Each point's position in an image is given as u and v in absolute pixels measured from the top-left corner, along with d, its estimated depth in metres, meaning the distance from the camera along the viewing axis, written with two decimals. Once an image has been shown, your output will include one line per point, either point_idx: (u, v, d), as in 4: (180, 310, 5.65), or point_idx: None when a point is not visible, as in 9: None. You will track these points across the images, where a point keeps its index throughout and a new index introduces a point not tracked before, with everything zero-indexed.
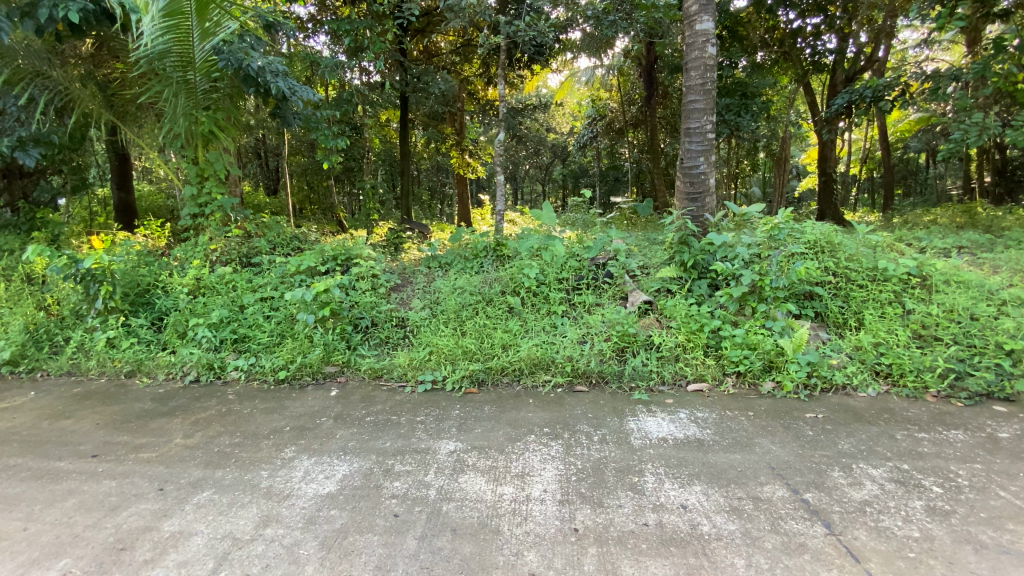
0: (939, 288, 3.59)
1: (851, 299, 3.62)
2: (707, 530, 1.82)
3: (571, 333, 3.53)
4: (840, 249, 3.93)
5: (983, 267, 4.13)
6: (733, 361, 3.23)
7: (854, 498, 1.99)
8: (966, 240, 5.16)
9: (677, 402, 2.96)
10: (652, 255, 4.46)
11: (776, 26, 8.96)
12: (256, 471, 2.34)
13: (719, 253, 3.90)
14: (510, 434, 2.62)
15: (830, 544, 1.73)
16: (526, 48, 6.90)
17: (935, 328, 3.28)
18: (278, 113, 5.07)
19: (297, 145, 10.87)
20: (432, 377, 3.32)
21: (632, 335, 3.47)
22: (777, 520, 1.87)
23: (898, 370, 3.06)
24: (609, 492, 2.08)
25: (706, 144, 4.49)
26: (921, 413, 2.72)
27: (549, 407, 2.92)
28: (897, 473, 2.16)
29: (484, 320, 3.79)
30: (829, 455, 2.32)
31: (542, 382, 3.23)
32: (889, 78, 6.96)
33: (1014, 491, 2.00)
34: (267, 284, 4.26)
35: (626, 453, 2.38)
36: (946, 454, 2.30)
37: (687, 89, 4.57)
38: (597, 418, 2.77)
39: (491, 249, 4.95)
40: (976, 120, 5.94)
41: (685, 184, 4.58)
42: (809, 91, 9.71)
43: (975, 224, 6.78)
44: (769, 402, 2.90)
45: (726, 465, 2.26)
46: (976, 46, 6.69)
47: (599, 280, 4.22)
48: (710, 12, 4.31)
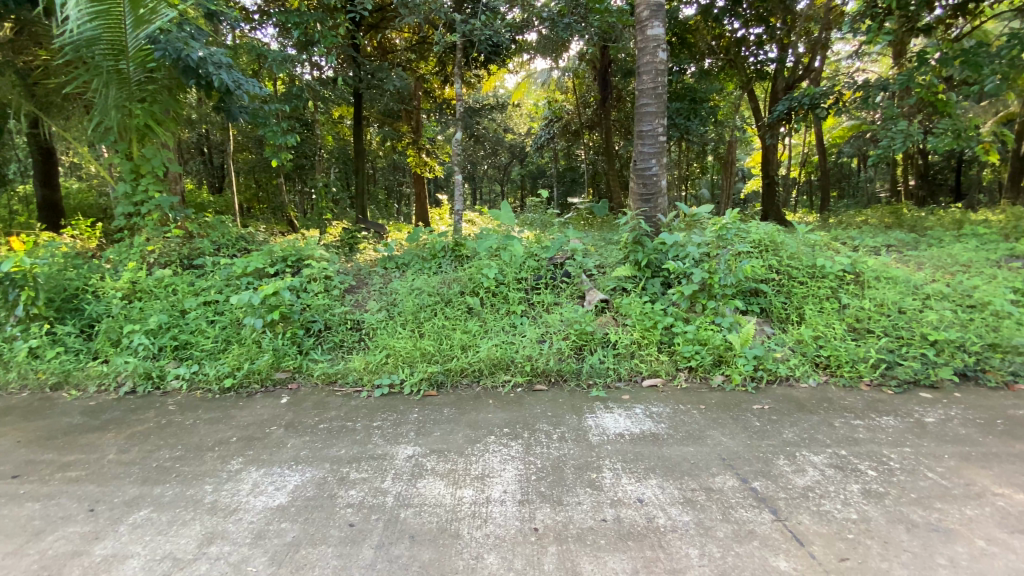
0: (871, 284, 3.85)
1: (792, 295, 3.80)
2: (664, 523, 1.86)
3: (530, 333, 3.54)
4: (782, 248, 4.11)
5: (909, 264, 4.43)
6: (686, 356, 3.34)
7: (798, 484, 2.10)
8: (894, 240, 5.51)
9: (634, 397, 3.03)
10: (608, 254, 4.54)
11: (722, 35, 9.32)
12: (199, 485, 2.20)
13: (671, 252, 4.00)
14: (469, 436, 2.59)
15: (777, 530, 1.81)
16: (482, 46, 6.89)
17: (868, 322, 3.50)
18: (223, 106, 4.83)
19: (243, 141, 10.38)
20: (389, 381, 3.24)
21: (590, 333, 3.51)
22: (728, 509, 1.94)
23: (836, 362, 3.23)
24: (568, 489, 2.09)
25: (658, 147, 4.60)
26: (856, 401, 2.89)
27: (510, 407, 2.92)
28: (836, 458, 2.29)
29: (442, 322, 3.74)
30: (775, 444, 2.43)
31: (502, 382, 3.22)
32: (824, 87, 7.39)
33: (939, 472, 2.16)
34: (211, 287, 4.05)
35: (585, 449, 2.41)
36: (880, 439, 2.46)
37: (639, 93, 4.66)
38: (556, 416, 2.80)
39: (449, 250, 4.89)
40: (901, 128, 6.43)
41: (639, 186, 4.68)
42: (752, 97, 10.16)
43: (900, 224, 7.31)
44: (719, 396, 3.02)
45: (681, 457, 2.33)
46: (902, 58, 7.16)
47: (558, 279, 4.27)
48: (660, 19, 4.43)
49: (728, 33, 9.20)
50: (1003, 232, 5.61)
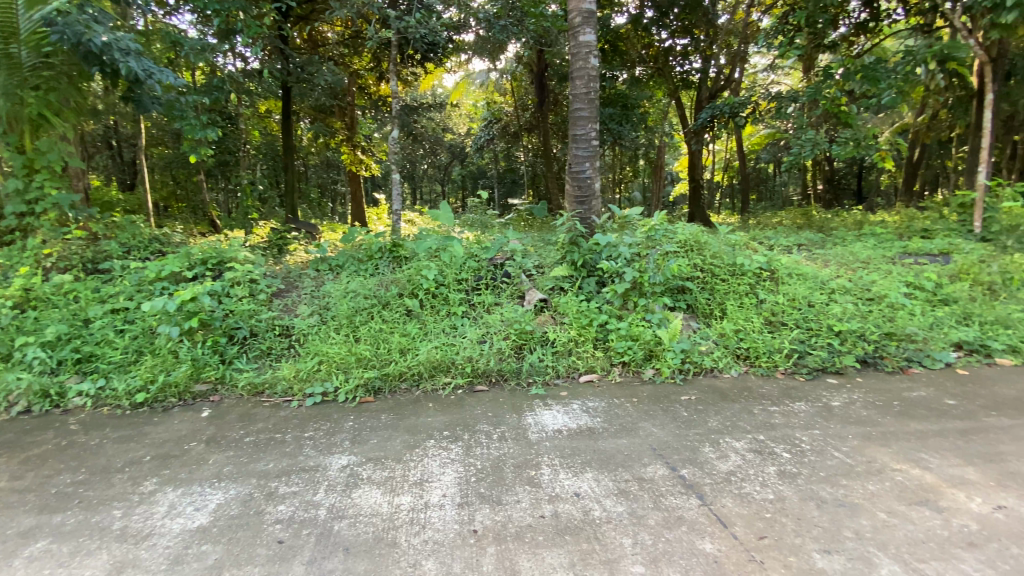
0: (784, 280, 4.18)
1: (716, 292, 4.05)
2: (599, 515, 1.92)
3: (470, 334, 3.52)
4: (706, 248, 4.36)
5: (817, 262, 4.84)
6: (619, 352, 3.46)
7: (721, 469, 2.23)
8: (805, 240, 6.01)
9: (571, 393, 3.10)
10: (547, 254, 4.61)
11: (651, 44, 9.73)
12: (107, 511, 2.01)
13: (605, 252, 4.14)
14: (407, 442, 2.54)
15: (703, 514, 1.92)
16: (418, 44, 6.78)
17: (782, 315, 3.79)
18: (132, 97, 4.44)
19: (158, 134, 9.58)
20: (322, 389, 3.11)
21: (529, 332, 3.55)
22: (659, 497, 2.03)
23: (754, 353, 3.47)
24: (507, 488, 2.10)
25: (592, 151, 4.74)
26: (773, 389, 3.12)
27: (450, 410, 2.89)
28: (755, 443, 2.46)
29: (379, 325, 3.64)
30: (701, 433, 2.58)
31: (442, 385, 3.18)
32: (742, 98, 7.93)
33: (844, 451, 2.37)
34: (119, 293, 3.72)
35: (524, 448, 2.44)
36: (793, 423, 2.67)
37: (573, 98, 4.77)
38: (496, 416, 2.80)
39: (386, 251, 4.77)
40: (809, 137, 7.03)
41: (574, 189, 4.79)
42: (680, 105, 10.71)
43: (811, 224, 7.99)
44: (651, 389, 3.16)
45: (615, 449, 2.41)
46: (810, 73, 7.79)
47: (498, 279, 4.28)
48: (592, 26, 4.56)
49: (656, 43, 9.64)
50: (895, 232, 6.25)
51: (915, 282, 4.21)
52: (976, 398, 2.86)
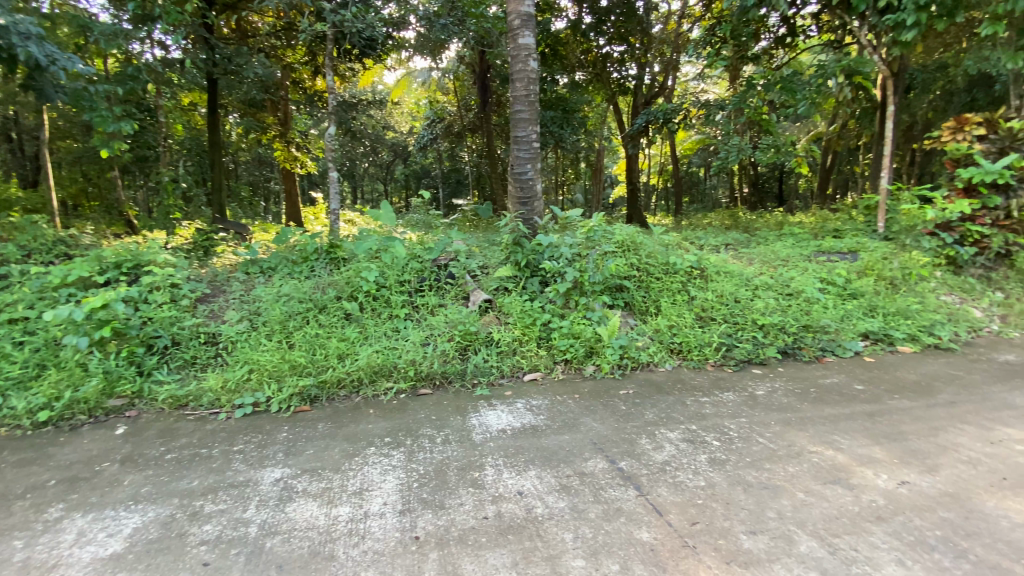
0: (713, 278, 4.42)
1: (651, 290, 4.22)
2: (541, 512, 1.94)
3: (413, 336, 3.47)
4: (642, 248, 4.53)
5: (743, 260, 5.17)
6: (562, 350, 3.53)
7: (657, 460, 2.33)
8: (731, 240, 6.40)
9: (515, 392, 3.13)
10: (491, 255, 4.62)
11: (590, 50, 9.98)
12: (1, 544, 1.80)
13: (547, 252, 4.20)
14: (346, 450, 2.46)
15: (640, 504, 1.99)
16: (356, 40, 6.57)
17: (711, 311, 4.02)
18: (32, 85, 4.04)
19: (63, 125, 8.71)
20: (253, 400, 2.95)
21: (473, 333, 3.54)
22: (599, 490, 2.09)
23: (686, 347, 3.66)
24: (450, 492, 2.09)
25: (533, 152, 4.80)
26: (704, 381, 3.30)
27: (391, 415, 2.83)
28: (688, 433, 2.59)
29: (316, 330, 3.51)
30: (638, 425, 2.68)
31: (383, 390, 3.10)
32: (674, 104, 8.31)
33: (767, 437, 2.54)
34: (17, 302, 3.36)
35: (468, 449, 2.43)
36: (722, 412, 2.84)
37: (513, 99, 4.81)
38: (440, 419, 2.77)
39: (323, 252, 4.59)
40: (734, 144, 7.49)
41: (516, 190, 4.84)
42: (617, 110, 11.07)
43: (737, 225, 8.52)
44: (591, 385, 3.24)
45: (557, 446, 2.45)
46: (736, 83, 8.29)
47: (441, 281, 4.24)
48: (530, 29, 4.62)
49: (594, 49, 9.89)
50: (810, 232, 6.78)
51: (829, 278, 4.58)
52: (880, 383, 3.15)
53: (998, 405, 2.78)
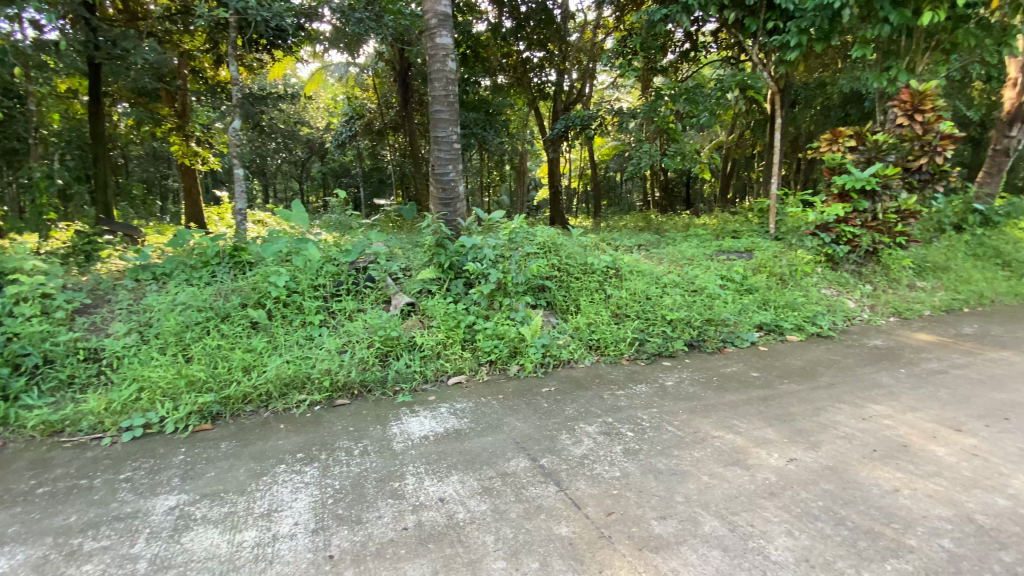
0: (627, 277, 4.65)
1: (571, 289, 4.35)
2: (462, 517, 1.93)
3: (328, 344, 3.30)
4: (561, 249, 4.65)
5: (654, 260, 5.48)
6: (486, 351, 3.53)
7: (576, 454, 2.40)
8: (644, 240, 6.78)
9: (439, 397, 3.08)
10: (413, 257, 4.52)
11: (510, 54, 10.10)
12: None
13: (471, 254, 4.17)
14: (253, 470, 2.29)
15: (559, 499, 2.04)
16: (263, 29, 6.13)
17: (626, 308, 4.21)
18: None
19: None
20: (144, 421, 2.66)
21: (395, 338, 3.42)
22: (520, 489, 2.11)
23: (603, 343, 3.80)
24: (368, 505, 2.01)
25: (454, 153, 4.76)
26: (620, 374, 3.45)
27: (304, 429, 2.66)
28: (605, 426, 2.69)
29: (219, 341, 3.23)
30: (559, 421, 2.74)
31: (296, 403, 2.92)
32: (591, 111, 8.65)
33: (676, 425, 2.70)
34: None
35: (388, 459, 2.35)
36: (636, 404, 2.98)
37: (432, 99, 4.74)
38: (358, 430, 2.66)
39: (226, 256, 4.25)
40: (646, 150, 7.94)
41: (438, 191, 4.77)
42: (538, 114, 11.32)
43: (650, 227, 9.05)
44: (515, 384, 3.27)
45: (480, 448, 2.44)
46: (647, 93, 8.79)
47: (359, 284, 4.08)
48: (448, 29, 4.58)
49: (515, 53, 10.03)
50: (713, 233, 7.35)
51: (728, 275, 4.98)
52: (772, 370, 3.47)
53: (867, 385, 3.17)
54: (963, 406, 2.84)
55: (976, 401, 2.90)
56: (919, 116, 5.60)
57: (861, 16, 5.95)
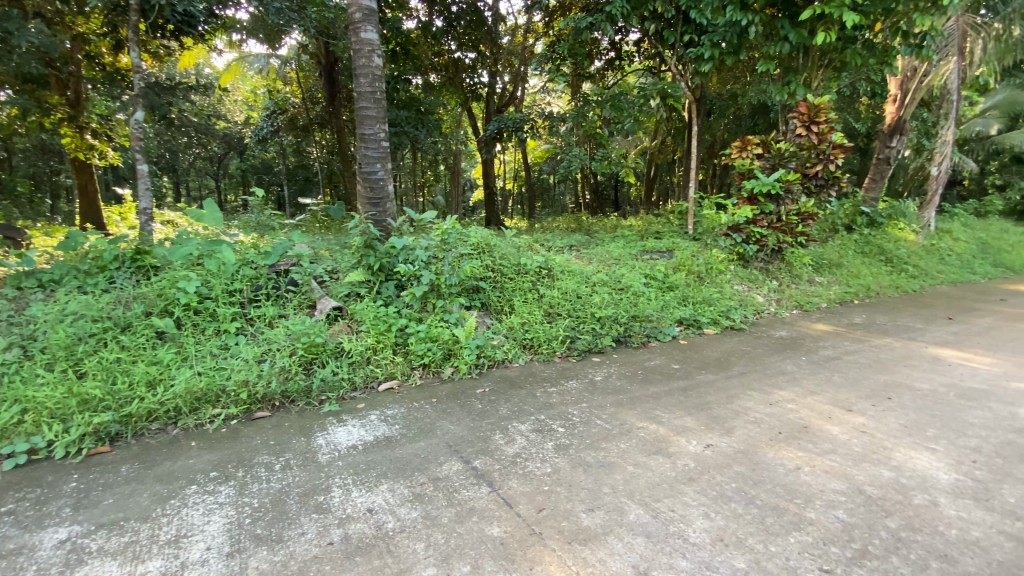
0: (559, 276, 4.76)
1: (505, 290, 4.38)
2: (392, 526, 1.87)
3: (246, 353, 3.09)
4: (494, 250, 4.65)
5: (584, 260, 5.66)
6: (419, 355, 3.46)
7: (508, 453, 2.42)
8: (576, 241, 6.98)
9: (369, 404, 2.98)
10: (341, 259, 4.36)
11: (441, 53, 10.00)
12: None
13: (402, 255, 4.07)
14: (159, 493, 2.10)
15: (492, 500, 2.04)
16: (169, 13, 5.66)
17: (558, 307, 4.31)
18: None
19: None
20: (26, 447, 2.36)
21: (320, 345, 3.27)
22: (452, 493, 2.09)
23: (536, 341, 3.86)
24: (291, 522, 1.90)
25: (382, 152, 4.64)
26: (552, 372, 3.52)
27: (219, 446, 2.48)
28: (537, 424, 2.72)
29: (119, 354, 2.94)
30: (492, 421, 2.75)
31: (209, 418, 2.72)
32: (522, 114, 8.76)
33: (604, 418, 2.80)
34: None
35: (313, 473, 2.24)
36: (567, 400, 3.05)
37: (358, 95, 4.59)
38: (280, 443, 2.51)
39: (127, 259, 3.87)
40: (576, 154, 8.17)
41: (366, 190, 4.63)
42: (471, 115, 11.32)
43: (581, 228, 9.33)
44: (449, 387, 3.24)
45: (411, 455, 2.39)
46: (576, 97, 9.04)
47: (281, 289, 3.87)
48: (373, 24, 4.46)
49: (446, 53, 9.95)
50: (638, 234, 7.71)
51: (652, 274, 5.23)
52: (692, 362, 3.69)
53: (774, 372, 3.45)
54: (853, 388, 3.16)
55: (864, 383, 3.24)
56: (815, 127, 6.08)
57: (766, 35, 6.47)
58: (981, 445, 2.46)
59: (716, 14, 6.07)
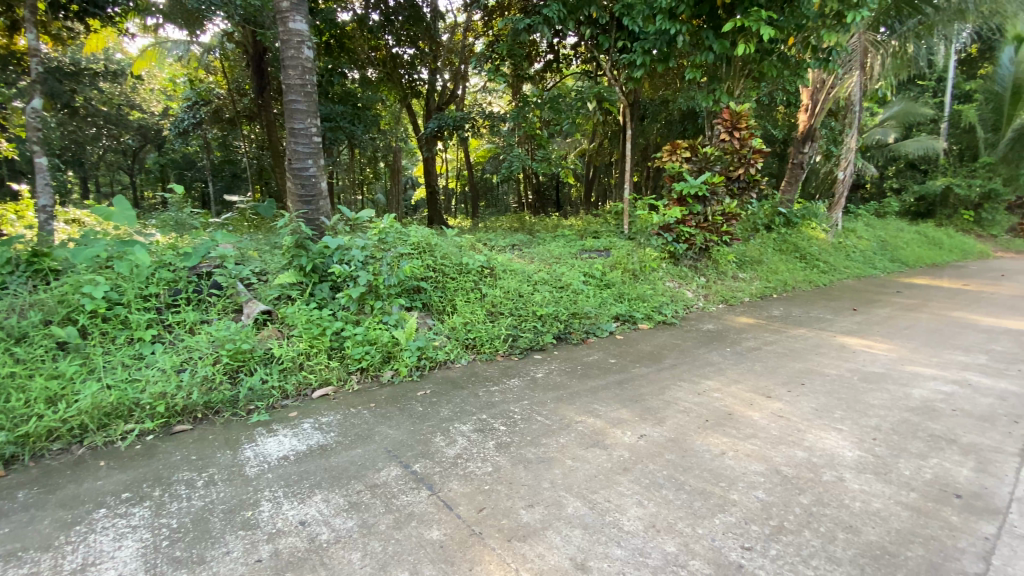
0: (500, 275, 4.78)
1: (447, 290, 4.34)
2: (326, 538, 1.81)
3: (164, 363, 2.87)
4: (436, 249, 4.59)
5: (526, 259, 5.72)
6: (356, 358, 3.34)
7: (449, 455, 2.40)
8: (518, 240, 7.04)
9: (302, 412, 2.85)
10: (271, 259, 4.14)
11: (379, 47, 9.74)
12: None
13: (336, 256, 3.93)
14: (62, 520, 1.91)
15: (431, 504, 2.02)
16: None
17: (500, 306, 4.32)
18: None
19: None
20: None
21: (247, 351, 3.09)
22: (391, 499, 2.04)
23: (479, 341, 3.86)
24: (214, 541, 1.79)
25: (314, 147, 4.45)
26: (494, 371, 3.54)
27: (133, 465, 2.29)
28: (479, 423, 2.72)
29: (12, 368, 2.64)
30: (433, 424, 2.71)
31: (121, 435, 2.50)
32: (463, 113, 8.71)
33: (545, 414, 2.84)
34: None
35: (239, 487, 2.12)
36: (508, 398, 3.07)
37: (287, 88, 4.38)
38: (203, 458, 2.36)
39: (21, 262, 3.47)
40: (516, 154, 8.24)
41: (296, 187, 4.42)
42: (410, 113, 11.13)
43: (523, 227, 9.44)
44: (388, 391, 3.16)
45: (347, 462, 2.32)
46: (516, 97, 9.10)
47: (204, 293, 3.62)
48: (302, 14, 4.27)
49: (384, 47, 9.70)
50: (578, 233, 7.89)
51: (591, 272, 5.37)
52: (628, 356, 3.83)
53: (703, 364, 3.65)
54: (772, 376, 3.41)
55: (781, 371, 3.50)
56: (737, 132, 6.46)
57: (693, 44, 6.81)
58: (879, 424, 2.73)
59: (646, 22, 6.34)
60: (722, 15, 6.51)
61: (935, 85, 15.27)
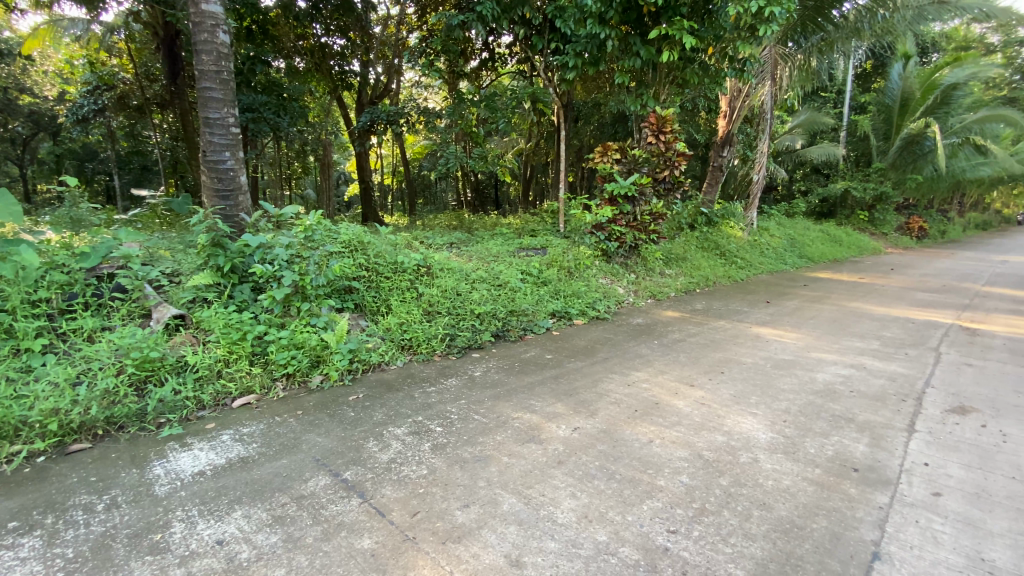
0: (437, 273, 4.72)
1: (381, 289, 4.23)
2: (246, 556, 1.70)
3: (56, 375, 2.58)
4: (368, 248, 4.44)
5: (463, 257, 5.68)
6: (281, 364, 3.17)
7: (382, 460, 2.34)
8: (455, 238, 6.98)
9: (220, 424, 2.67)
10: (185, 259, 3.84)
11: (306, 36, 9.27)
12: None
13: (257, 255, 3.69)
14: None
15: (362, 512, 1.95)
16: None
17: (436, 305, 4.27)
18: None
19: None
20: None
21: (156, 360, 2.84)
22: (319, 510, 1.96)
23: (415, 342, 3.78)
24: (116, 569, 1.63)
25: (231, 139, 4.17)
26: (431, 371, 3.49)
27: (19, 491, 2.04)
28: (414, 426, 2.67)
29: None
30: (365, 429, 2.63)
31: (4, 458, 2.24)
32: (397, 108, 8.51)
33: (482, 413, 2.84)
34: None
35: (147, 508, 1.94)
36: (445, 398, 3.04)
37: (199, 74, 4.06)
38: (104, 479, 2.14)
39: None
40: (452, 151, 8.16)
41: (212, 181, 4.12)
42: (342, 105, 10.70)
43: (461, 225, 9.36)
44: (317, 397, 3.03)
45: (271, 474, 2.19)
46: (452, 93, 8.99)
47: (106, 297, 3.30)
48: None
49: (311, 36, 9.25)
50: (515, 232, 7.94)
51: (528, 270, 5.43)
52: (563, 352, 3.90)
53: (634, 357, 3.80)
54: (696, 366, 3.61)
55: (705, 361, 3.72)
56: (662, 136, 6.76)
57: (622, 49, 7.02)
58: (789, 407, 2.97)
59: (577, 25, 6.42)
60: (648, 22, 6.79)
61: (835, 97, 16.59)
